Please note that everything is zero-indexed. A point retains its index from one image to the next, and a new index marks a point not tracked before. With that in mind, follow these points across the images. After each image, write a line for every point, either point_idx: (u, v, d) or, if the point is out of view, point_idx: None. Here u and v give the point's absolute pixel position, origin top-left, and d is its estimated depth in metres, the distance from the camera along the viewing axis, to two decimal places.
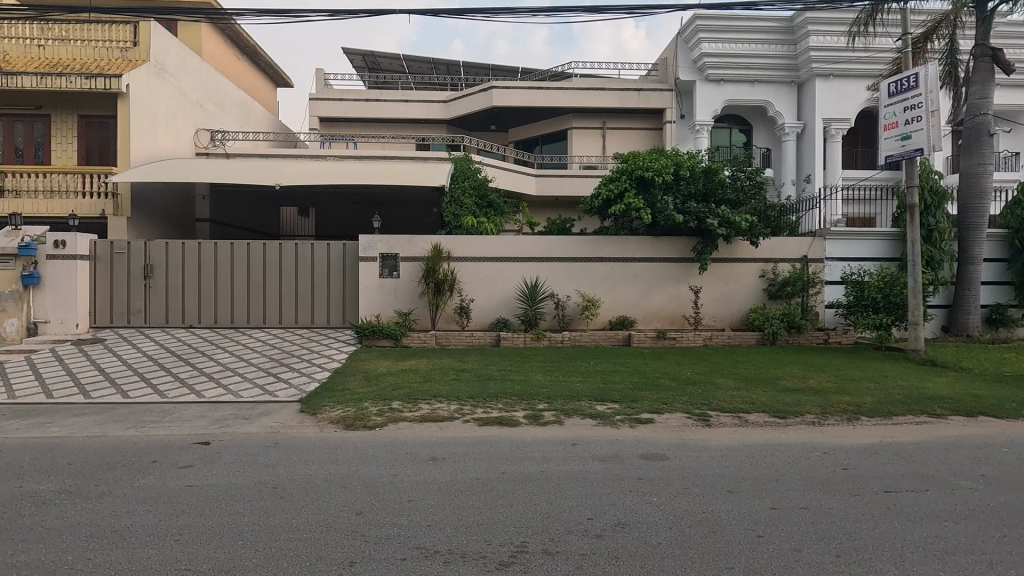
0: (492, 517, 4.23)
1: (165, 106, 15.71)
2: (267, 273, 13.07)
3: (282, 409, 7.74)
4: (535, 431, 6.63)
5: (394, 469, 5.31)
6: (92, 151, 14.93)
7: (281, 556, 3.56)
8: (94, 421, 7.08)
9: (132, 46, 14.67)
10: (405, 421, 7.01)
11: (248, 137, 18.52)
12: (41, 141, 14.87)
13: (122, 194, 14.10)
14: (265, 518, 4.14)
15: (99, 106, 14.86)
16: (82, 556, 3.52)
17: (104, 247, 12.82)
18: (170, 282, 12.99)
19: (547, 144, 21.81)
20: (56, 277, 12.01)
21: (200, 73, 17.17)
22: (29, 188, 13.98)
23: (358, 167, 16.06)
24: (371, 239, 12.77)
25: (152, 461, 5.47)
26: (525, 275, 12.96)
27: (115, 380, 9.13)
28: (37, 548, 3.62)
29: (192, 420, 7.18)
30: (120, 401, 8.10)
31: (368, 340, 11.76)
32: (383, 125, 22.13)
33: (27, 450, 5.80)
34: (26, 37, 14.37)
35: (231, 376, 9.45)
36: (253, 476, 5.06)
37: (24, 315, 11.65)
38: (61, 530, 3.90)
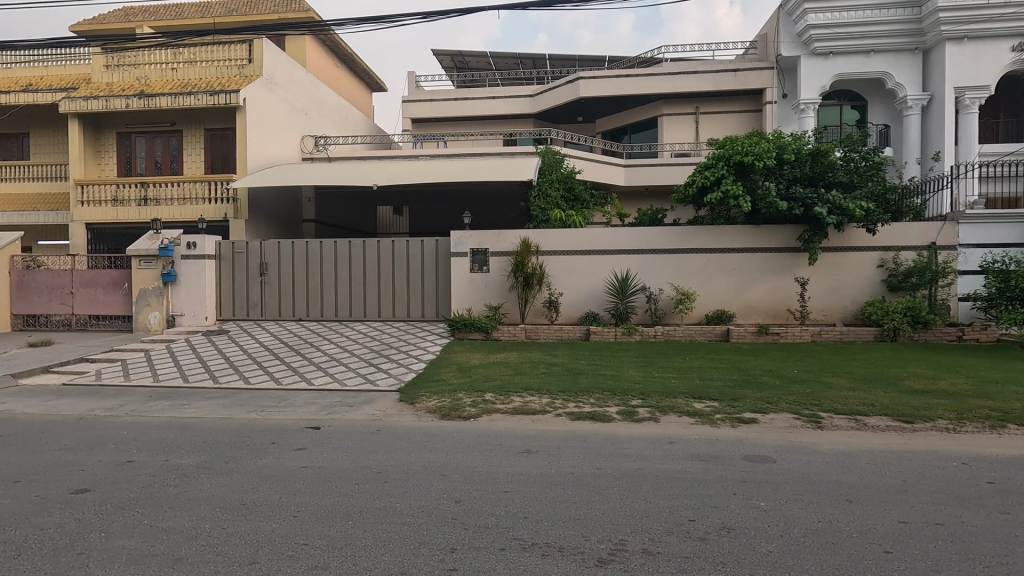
0: (588, 513, 4.18)
1: (276, 117, 17.06)
2: (367, 269, 13.82)
3: (383, 398, 8.18)
4: (630, 428, 6.48)
5: (490, 459, 5.40)
6: (216, 161, 16.54)
7: (388, 538, 3.73)
8: (221, 404, 7.85)
9: (248, 63, 16.09)
10: (498, 413, 7.13)
11: (348, 141, 19.67)
12: (175, 154, 16.70)
13: (241, 199, 15.49)
14: (371, 502, 4.36)
15: (221, 120, 16.43)
16: (218, 525, 3.91)
17: (227, 247, 14.15)
18: (282, 278, 14.10)
19: (635, 133, 21.20)
20: (189, 275, 13.47)
21: (305, 84, 18.48)
22: (166, 197, 15.76)
23: (447, 165, 16.54)
24: (462, 235, 13.08)
25: (272, 442, 5.98)
26: (615, 267, 12.70)
27: (238, 368, 10.07)
28: (181, 515, 4.07)
29: (304, 406, 7.77)
30: (243, 387, 8.93)
31: (460, 333, 12.11)
32: (471, 123, 22.57)
33: (169, 428, 6.55)
34: (162, 62, 16.20)
35: (336, 366, 10.11)
36: (359, 461, 5.37)
37: (164, 308, 13.28)
38: (199, 500, 4.36)
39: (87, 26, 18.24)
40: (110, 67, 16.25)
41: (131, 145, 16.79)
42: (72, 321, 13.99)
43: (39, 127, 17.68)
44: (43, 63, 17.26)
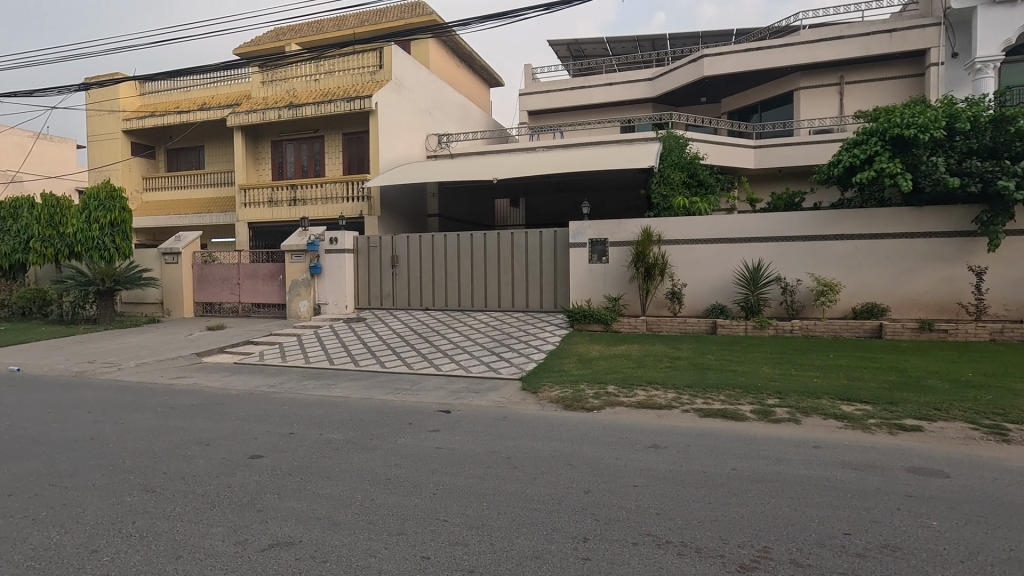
0: (725, 515, 3.97)
1: (404, 118, 18.16)
2: (488, 260, 14.29)
3: (507, 386, 8.44)
4: (767, 429, 6.04)
5: (617, 452, 5.34)
6: (352, 163, 18.02)
7: (521, 523, 3.84)
8: (363, 385, 8.59)
9: (379, 69, 17.29)
10: (622, 406, 7.03)
11: (468, 137, 20.41)
12: (319, 158, 18.48)
13: (374, 197, 16.71)
14: (502, 485, 4.52)
15: (356, 124, 17.87)
16: (367, 496, 4.28)
17: (363, 242, 15.37)
18: (411, 270, 15.03)
19: (765, 111, 19.61)
20: (331, 268, 14.86)
21: (429, 85, 19.46)
22: (311, 197, 17.47)
23: (564, 156, 16.53)
24: (581, 225, 13.01)
25: (409, 423, 6.43)
26: (745, 256, 11.89)
27: (375, 353, 10.95)
28: (335, 484, 4.51)
29: (434, 390, 8.26)
30: (380, 370, 9.70)
31: (579, 325, 12.08)
32: (587, 112, 22.32)
33: (321, 405, 7.30)
34: (307, 75, 17.95)
35: (461, 354, 10.59)
36: (488, 445, 5.59)
37: (312, 297, 14.80)
38: (351, 472, 4.82)
39: (247, 48, 20.72)
40: (266, 82, 18.33)
41: (283, 152, 18.85)
42: (239, 308, 16.10)
43: (211, 140, 20.44)
44: (213, 84, 19.88)
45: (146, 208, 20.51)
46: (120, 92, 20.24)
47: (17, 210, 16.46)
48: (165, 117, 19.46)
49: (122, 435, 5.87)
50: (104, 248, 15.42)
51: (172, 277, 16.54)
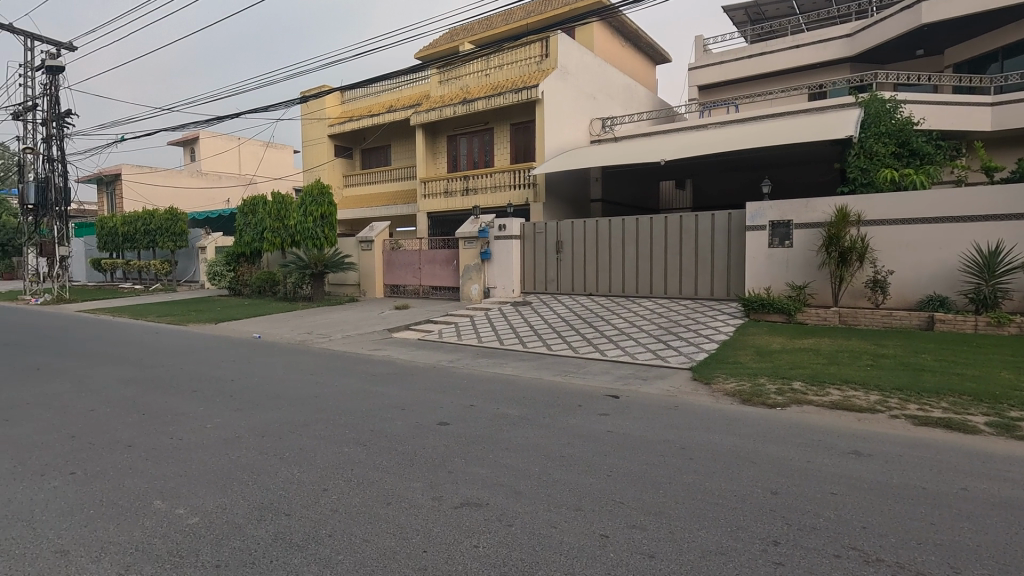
0: (955, 540, 3.39)
1: (569, 104, 18.30)
2: (654, 245, 13.87)
3: (676, 375, 8.16)
4: (1012, 447, 4.98)
5: (809, 454, 4.85)
6: (519, 152, 18.69)
7: (703, 515, 3.70)
8: (532, 366, 8.97)
9: (545, 58, 17.61)
10: (811, 405, 6.35)
11: (633, 119, 19.91)
12: (488, 149, 19.52)
13: (540, 184, 17.16)
14: (678, 475, 4.39)
15: (524, 114, 18.44)
16: (544, 471, 4.46)
17: (529, 228, 15.89)
18: (575, 255, 15.18)
19: (1009, 58, 15.86)
20: (500, 253, 15.66)
21: (594, 69, 19.29)
22: (481, 186, 18.50)
23: (740, 131, 15.24)
24: (760, 206, 11.94)
25: (580, 405, 6.57)
26: (975, 239, 9.88)
27: (541, 335, 11.34)
28: (515, 456, 4.79)
29: (601, 374, 8.31)
30: (546, 352, 10.04)
31: (757, 314, 11.14)
32: (768, 81, 20.28)
33: (495, 382, 7.80)
34: (478, 71, 18.99)
35: (626, 340, 10.48)
36: (661, 433, 5.47)
37: (482, 282, 15.81)
38: (529, 446, 5.06)
39: (426, 52, 22.55)
40: (443, 82, 19.82)
41: (457, 145, 20.26)
42: (420, 290, 17.83)
43: (397, 139, 22.75)
44: (398, 88, 22.02)
45: (347, 202, 23.67)
46: (326, 102, 23.47)
47: (254, 207, 20.09)
48: (360, 121, 22.10)
49: (336, 395, 6.92)
50: (316, 237, 18.18)
51: (367, 262, 18.91)
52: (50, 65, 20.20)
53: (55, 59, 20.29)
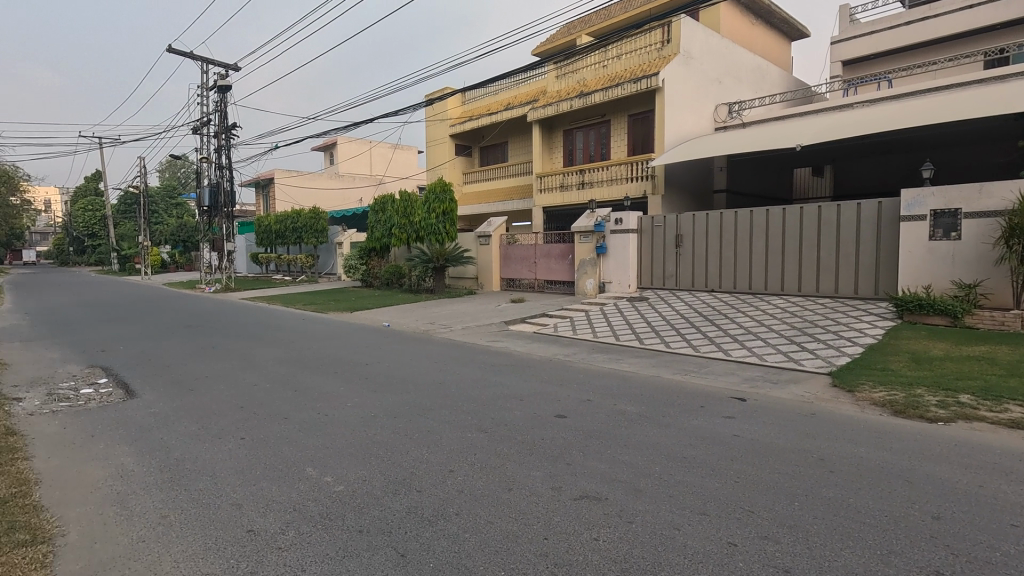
0: None
1: (692, 91, 17.44)
2: (787, 239, 12.81)
3: (812, 380, 7.49)
4: None
5: (982, 478, 4.21)
6: (637, 143, 18.20)
7: (846, 534, 3.38)
8: (650, 363, 8.75)
9: (666, 44, 16.93)
10: (984, 422, 5.49)
11: (764, 102, 18.50)
12: (605, 141, 19.23)
13: (659, 175, 16.57)
14: (816, 488, 4.05)
15: (642, 104, 17.91)
16: (666, 471, 4.34)
17: (647, 221, 15.41)
18: (697, 249, 14.47)
19: None
20: (617, 247, 15.39)
21: (721, 51, 18.17)
22: (597, 180, 18.29)
23: (894, 108, 13.52)
24: (919, 193, 10.51)
25: (702, 406, 6.27)
26: None
27: (658, 332, 10.99)
28: (634, 454, 4.72)
29: (725, 375, 7.87)
30: (665, 350, 9.72)
31: (912, 316, 9.86)
32: (931, 49, 17.75)
33: (613, 378, 7.71)
34: (596, 63, 18.76)
35: (754, 340, 9.80)
36: (796, 442, 5.06)
37: (598, 276, 15.67)
38: (649, 445, 4.94)
39: (544, 47, 22.72)
40: (559, 77, 19.86)
41: (573, 139, 20.22)
42: (535, 284, 18.11)
43: (514, 135, 23.21)
44: (516, 85, 22.45)
45: (466, 198, 24.66)
46: (448, 104, 24.60)
47: (384, 205, 21.62)
48: (479, 120, 22.88)
49: (460, 383, 7.29)
50: (439, 232, 19.13)
51: (485, 257, 19.57)
52: (221, 85, 23.33)
53: (225, 79, 23.39)
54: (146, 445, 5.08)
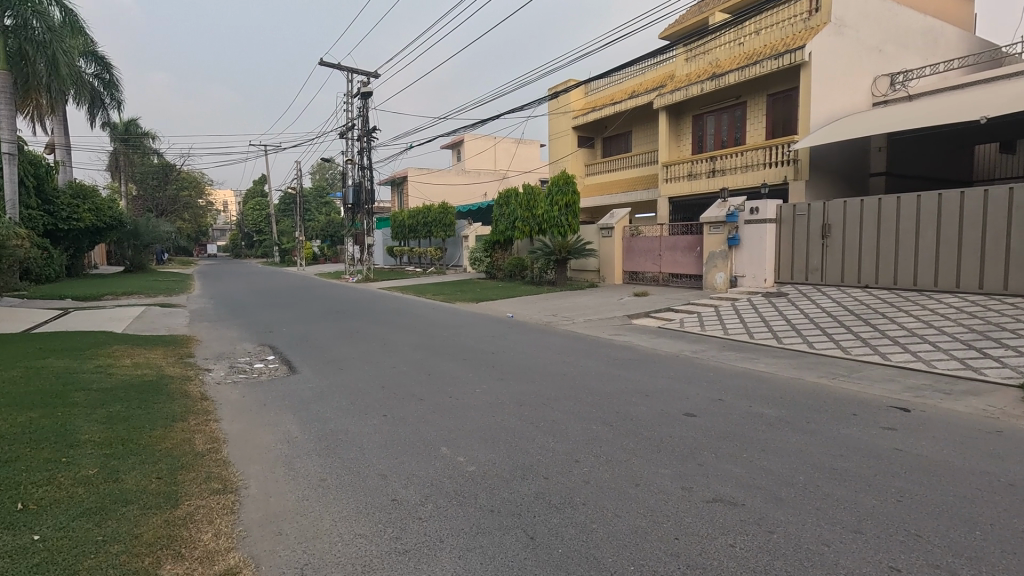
0: None
1: (845, 63, 15.63)
2: (965, 227, 11.05)
3: (997, 392, 6.38)
4: None
5: None
6: (777, 125, 16.75)
7: None
8: (790, 364, 8.05)
9: (813, 13, 15.34)
10: None
11: (937, 70, 16.03)
12: (740, 125, 17.95)
13: (802, 159, 15.12)
14: (1005, 518, 3.45)
15: (784, 81, 16.43)
16: (813, 482, 3.98)
17: (788, 210, 14.13)
18: (847, 240, 13.01)
19: None
20: (751, 239, 14.35)
21: (882, 14, 16.02)
22: (731, 166, 17.14)
23: None
24: None
25: (854, 414, 5.64)
26: None
27: (800, 331, 10.06)
28: (773, 460, 4.39)
29: (884, 382, 6.99)
30: (807, 350, 8.88)
31: None
32: None
33: (747, 377, 7.22)
34: (731, 41, 17.55)
35: (919, 343, 8.58)
36: (976, 462, 4.36)
37: (729, 270, 14.73)
38: (790, 452, 4.57)
39: (673, 29, 21.71)
40: (690, 59, 18.88)
41: (703, 124, 19.13)
42: (660, 278, 17.52)
43: (639, 124, 22.47)
44: (642, 72, 21.73)
45: (589, 190, 24.45)
46: (571, 96, 24.52)
47: (508, 199, 22.15)
48: (603, 110, 22.51)
49: (583, 375, 7.30)
50: (561, 225, 19.20)
51: (607, 249, 19.28)
52: (363, 92, 25.41)
53: (366, 86, 25.48)
54: (306, 416, 5.75)
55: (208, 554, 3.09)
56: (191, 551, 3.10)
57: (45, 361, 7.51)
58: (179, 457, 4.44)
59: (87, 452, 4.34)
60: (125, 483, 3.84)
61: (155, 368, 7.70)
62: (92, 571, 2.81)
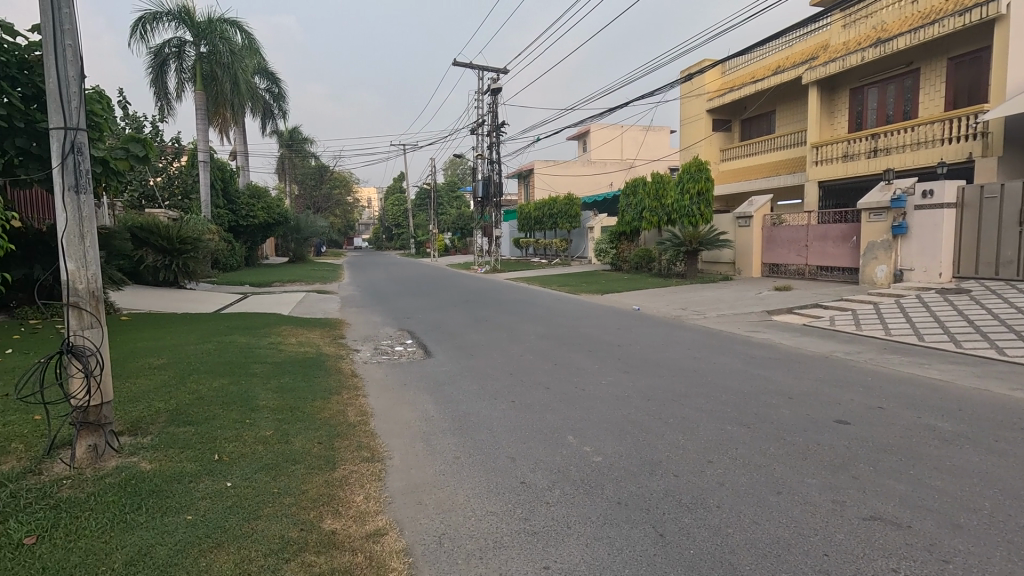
0: None
1: None
2: None
3: None
4: None
5: None
6: (961, 93, 14.35)
7: None
8: (971, 372, 6.91)
9: None
10: None
11: None
12: (911, 96, 15.66)
13: (994, 132, 12.81)
14: None
15: (971, 41, 14.01)
16: (1001, 510, 3.39)
17: (973, 192, 12.01)
18: None
19: None
20: (922, 227, 12.42)
21: None
22: (898, 144, 15.03)
23: None
24: None
25: None
26: None
27: (986, 334, 8.58)
28: (949, 480, 3.81)
29: None
30: (995, 357, 7.56)
31: None
32: None
33: (914, 385, 6.33)
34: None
35: None
36: None
37: (893, 262, 12.97)
38: (972, 473, 3.93)
39: None
40: (848, 25, 16.84)
41: (864, 97, 16.97)
42: (805, 271, 16.02)
43: (784, 102, 20.54)
44: (789, 45, 19.84)
45: (725, 177, 22.95)
46: (706, 77, 23.10)
47: (635, 188, 21.52)
48: (743, 89, 20.92)
49: (717, 372, 6.91)
50: (692, 214, 18.33)
51: (744, 239, 17.97)
52: (493, 88, 26.21)
53: (496, 82, 26.23)
54: (442, 397, 6.14)
55: (360, 513, 3.45)
56: (346, 509, 3.48)
57: (232, 337, 8.86)
58: (336, 426, 4.99)
59: (266, 416, 5.05)
60: (294, 445, 4.42)
61: (315, 347, 8.72)
62: (271, 517, 3.28)
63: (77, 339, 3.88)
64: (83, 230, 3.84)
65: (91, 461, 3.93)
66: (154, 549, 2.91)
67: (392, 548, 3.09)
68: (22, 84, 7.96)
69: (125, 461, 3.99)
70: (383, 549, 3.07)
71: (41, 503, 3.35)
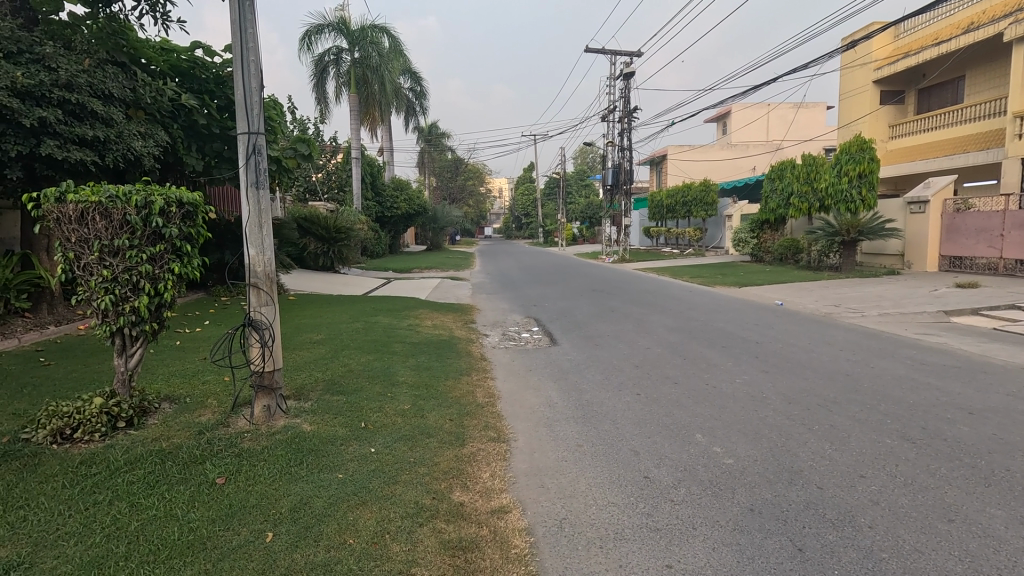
0: None
1: None
2: None
3: None
4: None
5: None
6: None
7: None
8: None
9: None
10: None
11: None
12: None
13: None
14: None
15: None
16: None
17: None
18: None
19: None
20: None
21: None
22: None
23: None
24: None
25: None
26: None
27: None
28: None
29: None
30: None
31: None
32: None
33: None
34: None
35: None
36: None
37: None
38: None
39: None
40: None
41: None
42: (999, 265, 13.61)
43: (976, 66, 17.48)
44: None
45: (894, 156, 20.13)
46: (874, 43, 20.33)
47: (782, 172, 19.69)
48: (921, 54, 18.17)
49: (875, 378, 6.13)
50: (851, 200, 16.38)
51: (917, 227, 15.59)
52: (625, 73, 25.49)
53: (629, 67, 25.44)
54: (567, 385, 6.19)
55: (487, 489, 3.63)
56: (474, 483, 3.69)
57: (378, 317, 9.76)
58: (466, 405, 5.28)
59: (404, 391, 5.49)
60: (428, 420, 4.75)
61: (447, 330, 9.25)
62: (407, 483, 3.59)
63: (256, 313, 4.53)
64: (262, 220, 4.45)
65: (265, 418, 4.59)
66: (312, 500, 3.32)
67: (516, 526, 3.21)
68: (218, 96, 9.47)
69: (291, 421, 4.60)
70: (506, 526, 3.20)
71: (229, 451, 3.99)
